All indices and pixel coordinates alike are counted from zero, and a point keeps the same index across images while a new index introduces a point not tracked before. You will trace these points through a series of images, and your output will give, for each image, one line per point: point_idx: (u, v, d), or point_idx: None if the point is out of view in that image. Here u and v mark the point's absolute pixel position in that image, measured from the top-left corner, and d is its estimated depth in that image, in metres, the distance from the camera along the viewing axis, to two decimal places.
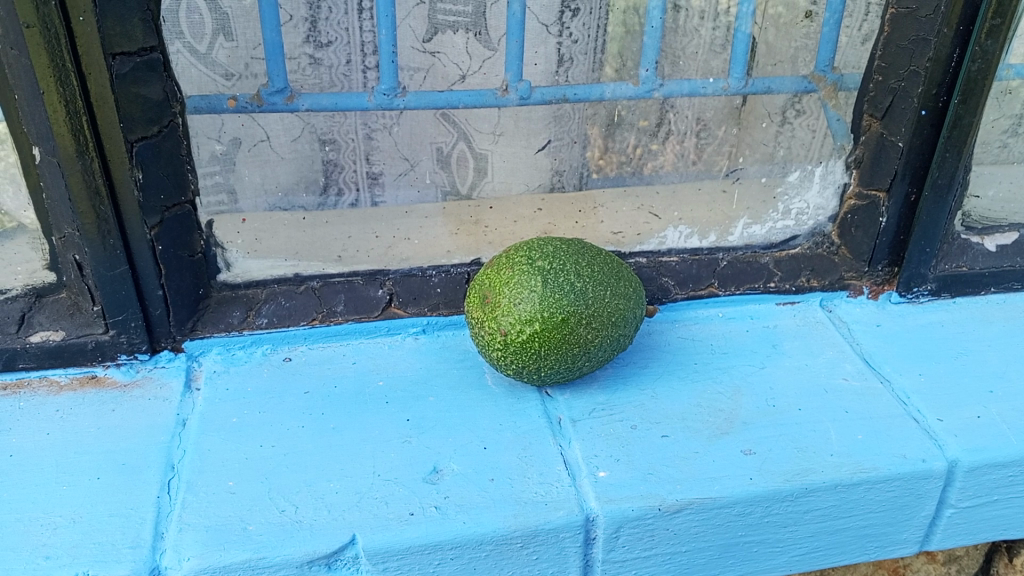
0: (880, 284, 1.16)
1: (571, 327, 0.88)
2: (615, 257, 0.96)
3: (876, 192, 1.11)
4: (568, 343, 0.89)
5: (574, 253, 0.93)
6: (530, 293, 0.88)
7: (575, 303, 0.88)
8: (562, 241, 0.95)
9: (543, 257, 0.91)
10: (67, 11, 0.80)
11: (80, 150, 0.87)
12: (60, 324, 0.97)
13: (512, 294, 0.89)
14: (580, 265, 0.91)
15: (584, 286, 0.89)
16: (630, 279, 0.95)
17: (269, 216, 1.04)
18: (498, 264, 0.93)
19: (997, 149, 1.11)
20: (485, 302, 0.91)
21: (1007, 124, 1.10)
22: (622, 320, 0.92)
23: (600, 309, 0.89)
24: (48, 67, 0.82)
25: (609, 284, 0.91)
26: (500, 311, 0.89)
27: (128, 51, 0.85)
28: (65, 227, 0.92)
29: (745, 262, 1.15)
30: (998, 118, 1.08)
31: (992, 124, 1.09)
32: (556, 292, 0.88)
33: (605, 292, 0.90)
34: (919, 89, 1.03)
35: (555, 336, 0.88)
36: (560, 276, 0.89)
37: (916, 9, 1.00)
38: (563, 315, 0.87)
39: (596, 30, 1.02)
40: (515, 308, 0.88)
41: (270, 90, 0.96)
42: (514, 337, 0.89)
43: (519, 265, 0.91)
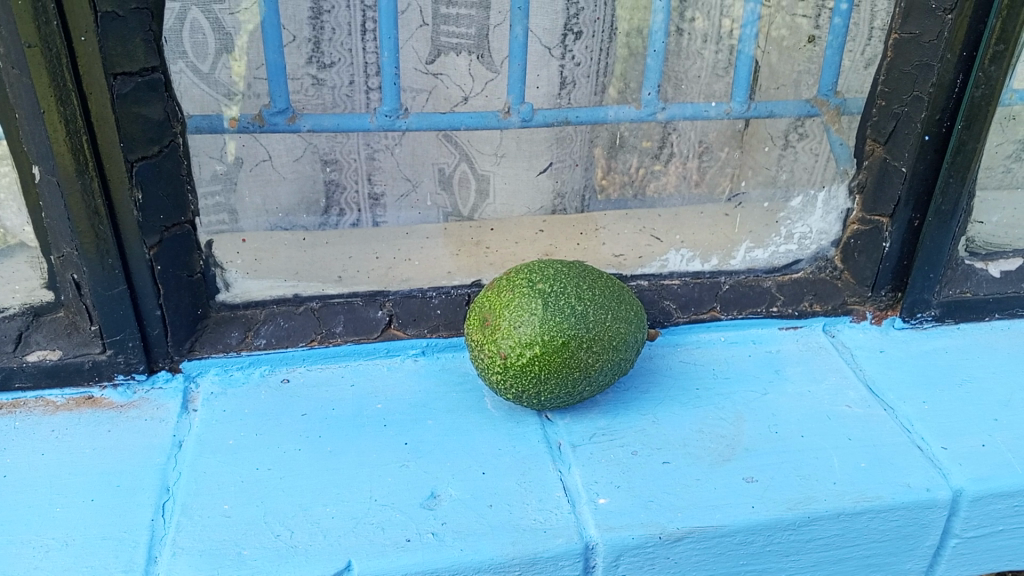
0: (883, 309, 1.15)
1: (572, 351, 0.87)
2: (618, 280, 0.95)
3: (880, 217, 1.09)
4: (569, 368, 0.88)
5: (574, 276, 0.92)
6: (531, 316, 0.87)
7: (576, 327, 0.87)
8: (563, 263, 0.95)
9: (544, 279, 0.90)
10: (68, 32, 0.80)
11: (80, 169, 0.86)
12: (57, 344, 0.97)
13: (513, 315, 0.88)
14: (581, 288, 0.90)
15: (585, 310, 0.88)
16: (632, 302, 0.94)
17: (270, 235, 1.03)
18: (498, 287, 0.92)
19: (1001, 174, 1.11)
20: (485, 324, 0.90)
21: (1011, 149, 1.09)
22: (623, 344, 0.91)
23: (601, 333, 0.88)
24: (49, 87, 0.82)
25: (611, 307, 0.90)
26: (500, 334, 0.88)
27: (128, 71, 0.85)
28: (63, 246, 0.92)
29: (747, 286, 1.13)
30: (1003, 143, 1.08)
31: (995, 150, 1.08)
32: (556, 316, 0.87)
33: (606, 316, 0.89)
34: (922, 115, 1.02)
35: (556, 360, 0.87)
36: (561, 299, 0.88)
37: (920, 35, 0.99)
38: (563, 339, 0.86)
39: (599, 53, 1.02)
40: (516, 331, 0.87)
41: (272, 111, 0.96)
42: (513, 360, 0.88)
43: (519, 288, 0.90)
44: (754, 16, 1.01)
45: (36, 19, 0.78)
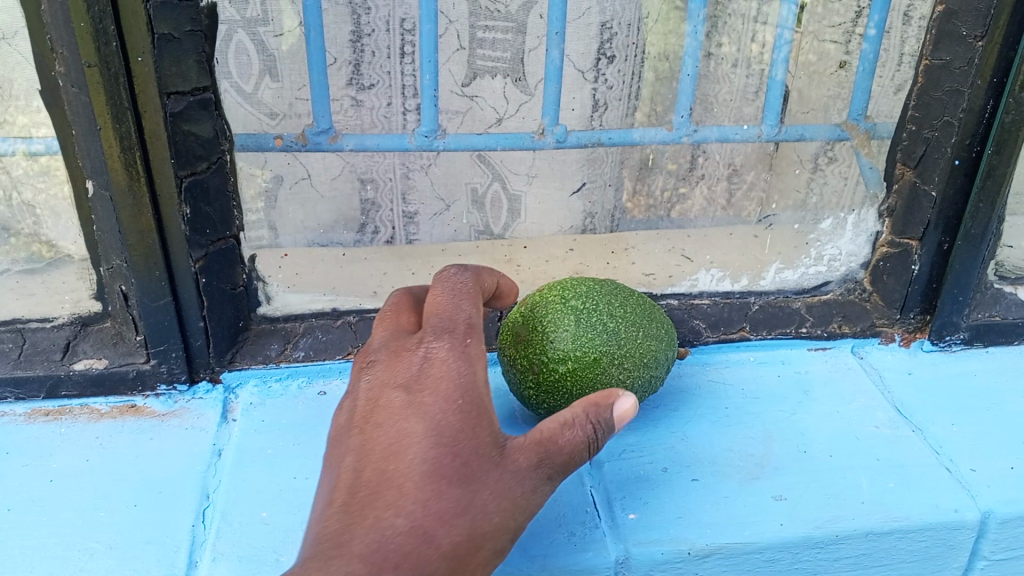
0: (912, 331, 1.15)
1: (603, 367, 0.89)
2: (650, 299, 0.97)
3: (909, 241, 1.10)
4: (600, 385, 0.90)
5: (607, 292, 0.94)
6: (563, 332, 0.90)
7: (607, 343, 0.89)
8: (596, 281, 0.97)
9: (578, 296, 0.93)
10: (126, 53, 0.83)
11: (131, 183, 0.89)
12: (103, 353, 1.00)
13: (547, 330, 0.91)
14: (613, 304, 0.92)
15: (616, 326, 0.90)
16: (664, 321, 0.95)
17: (309, 252, 1.06)
18: (533, 303, 0.95)
19: None
20: (518, 340, 0.93)
21: None
22: (655, 361, 0.92)
23: (632, 349, 0.90)
24: (105, 105, 0.85)
25: (642, 324, 0.92)
26: (534, 350, 0.91)
27: (181, 91, 0.88)
28: (114, 258, 0.95)
29: (777, 306, 1.15)
30: None
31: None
32: (588, 332, 0.89)
33: (638, 332, 0.91)
34: (952, 140, 1.03)
35: (588, 376, 0.89)
36: (594, 315, 0.91)
37: (950, 61, 1.00)
38: (595, 354, 0.89)
39: (631, 77, 1.04)
40: (549, 346, 0.90)
41: (315, 130, 0.99)
42: (546, 376, 0.90)
43: (553, 304, 0.93)
44: (784, 43, 1.03)
45: (96, 40, 0.81)
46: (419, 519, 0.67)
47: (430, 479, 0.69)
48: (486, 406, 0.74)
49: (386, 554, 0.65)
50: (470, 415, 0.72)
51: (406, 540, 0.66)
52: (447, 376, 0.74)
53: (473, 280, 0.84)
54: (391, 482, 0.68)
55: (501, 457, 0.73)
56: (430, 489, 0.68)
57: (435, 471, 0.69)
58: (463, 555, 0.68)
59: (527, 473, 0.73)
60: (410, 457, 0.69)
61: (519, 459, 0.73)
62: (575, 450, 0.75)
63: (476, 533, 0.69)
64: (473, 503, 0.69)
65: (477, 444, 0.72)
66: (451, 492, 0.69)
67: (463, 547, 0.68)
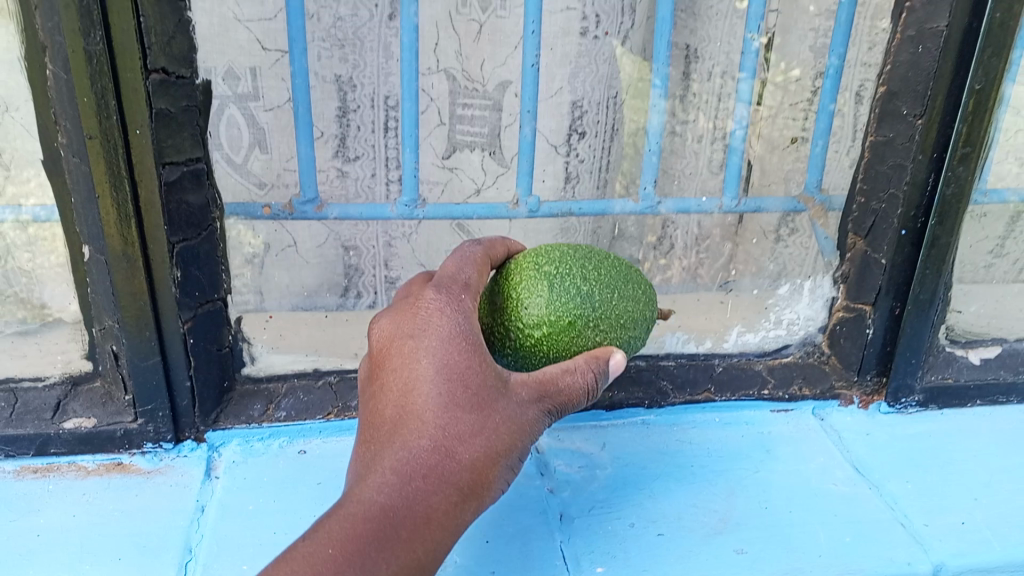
0: (869, 393, 1.20)
1: (579, 330, 0.89)
2: (623, 259, 0.97)
3: (863, 305, 1.15)
4: (576, 349, 0.90)
5: (579, 254, 0.94)
6: (538, 297, 0.90)
7: (582, 306, 0.90)
8: (568, 244, 0.96)
9: (550, 262, 0.92)
10: (126, 125, 0.89)
11: (126, 247, 0.94)
12: (92, 411, 1.04)
13: (521, 296, 0.90)
14: (587, 268, 0.92)
15: (591, 289, 0.91)
16: (638, 283, 0.96)
17: (293, 315, 1.15)
18: (505, 267, 0.94)
19: (980, 269, 1.20)
20: (493, 308, 0.92)
21: (991, 245, 1.19)
22: (630, 322, 0.93)
23: (607, 311, 0.91)
24: (105, 174, 0.90)
25: (616, 286, 0.93)
26: (509, 315, 0.90)
27: (176, 161, 0.94)
28: (106, 319, 1.00)
29: (739, 368, 1.20)
30: (982, 239, 1.17)
31: (976, 245, 1.17)
32: (563, 296, 0.90)
33: (612, 296, 0.92)
34: (898, 211, 1.09)
35: (564, 340, 0.90)
36: (568, 281, 0.91)
37: (893, 138, 1.06)
38: (570, 318, 0.89)
39: (600, 152, 1.22)
40: (525, 311, 0.90)
41: (301, 200, 1.08)
42: (522, 341, 0.90)
43: (526, 269, 0.92)
44: (713, 119, 1.18)
45: (98, 113, 0.87)
46: (440, 438, 0.76)
47: (446, 408, 0.77)
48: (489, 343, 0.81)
49: (414, 467, 0.74)
50: (478, 351, 0.79)
51: (429, 457, 0.75)
52: (452, 316, 0.81)
53: (484, 251, 0.91)
54: (410, 416, 0.77)
55: (507, 389, 0.80)
56: (445, 414, 0.77)
57: (450, 404, 0.77)
58: (480, 469, 0.77)
59: (530, 404, 0.81)
60: (426, 389, 0.77)
61: (525, 391, 0.81)
62: (569, 391, 0.83)
63: (491, 449, 0.78)
64: (488, 424, 0.78)
65: (488, 373, 0.79)
66: (465, 417, 0.77)
67: (480, 463, 0.77)
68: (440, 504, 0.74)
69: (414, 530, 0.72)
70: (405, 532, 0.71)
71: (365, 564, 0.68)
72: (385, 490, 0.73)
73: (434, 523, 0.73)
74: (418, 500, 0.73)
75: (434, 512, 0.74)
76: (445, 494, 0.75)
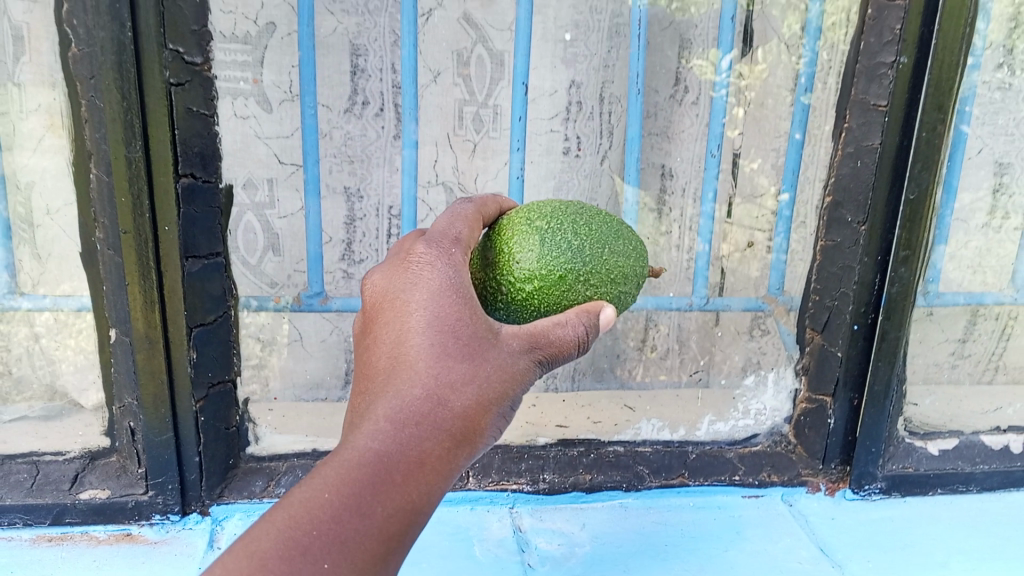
0: (835, 481, 1.28)
1: (569, 284, 0.90)
2: (618, 218, 0.97)
3: (823, 396, 1.25)
4: (568, 303, 0.91)
5: (571, 211, 0.94)
6: (529, 250, 0.91)
7: (572, 261, 0.90)
8: (563, 202, 0.97)
9: (542, 218, 0.93)
10: (156, 223, 1.01)
11: (149, 330, 1.05)
12: (107, 483, 1.13)
13: (513, 251, 0.91)
14: (578, 224, 0.93)
15: (581, 244, 0.91)
16: (632, 239, 0.95)
17: (295, 404, 1.25)
18: (500, 225, 0.95)
19: (948, 369, 1.35)
20: (485, 263, 0.93)
21: (952, 347, 1.34)
22: (623, 279, 0.93)
23: (599, 266, 0.91)
24: (135, 265, 1.02)
25: (609, 242, 0.92)
26: (501, 269, 0.92)
27: (198, 255, 1.06)
28: (126, 396, 1.11)
29: (712, 455, 1.28)
30: (944, 339, 1.33)
31: (940, 343, 1.33)
32: (553, 251, 0.90)
33: (604, 251, 0.92)
34: (850, 308, 1.19)
35: (555, 294, 0.91)
36: (558, 235, 0.92)
37: (841, 241, 1.19)
38: (560, 272, 0.90)
39: None
40: (515, 265, 0.91)
41: (309, 293, 1.24)
42: (514, 295, 0.91)
43: (518, 225, 0.93)
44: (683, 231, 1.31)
45: (134, 212, 1.00)
46: (433, 384, 0.71)
47: (438, 356, 0.73)
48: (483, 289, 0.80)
49: (408, 413, 0.69)
50: (468, 300, 0.77)
51: (424, 401, 0.70)
52: (445, 259, 0.80)
53: (475, 210, 0.92)
54: (400, 365, 0.73)
55: (496, 340, 0.77)
56: (438, 362, 0.73)
57: (440, 351, 0.73)
58: (475, 416, 0.72)
59: (520, 355, 0.78)
60: (417, 338, 0.74)
61: (515, 342, 0.78)
62: (562, 345, 0.81)
63: (485, 397, 0.73)
64: (480, 370, 0.74)
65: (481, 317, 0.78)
66: (456, 365, 0.73)
67: (475, 408, 0.73)
68: (436, 450, 0.68)
69: (413, 474, 0.66)
70: (399, 475, 0.65)
71: (360, 511, 0.62)
72: (379, 434, 0.67)
73: (431, 469, 0.68)
74: (413, 445, 0.67)
75: (429, 458, 0.68)
76: (439, 442, 0.69)
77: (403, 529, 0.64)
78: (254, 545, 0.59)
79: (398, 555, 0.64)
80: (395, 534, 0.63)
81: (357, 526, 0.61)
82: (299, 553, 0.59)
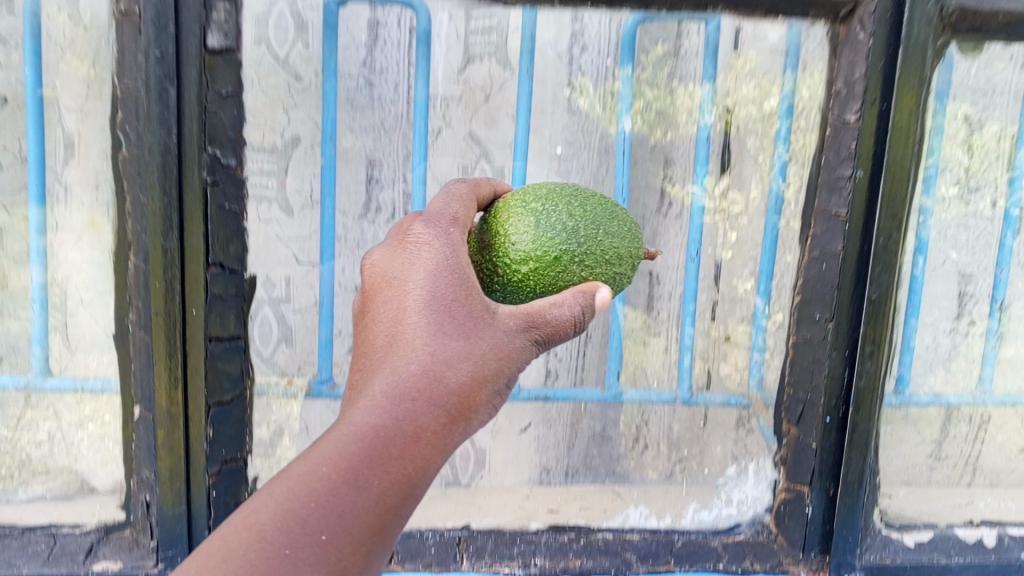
0: (816, 568, 1.33)
1: (564, 264, 0.97)
2: (610, 198, 1.04)
3: (801, 486, 1.33)
4: (562, 281, 0.98)
5: (565, 194, 1.02)
6: (525, 233, 0.98)
7: (566, 242, 0.98)
8: (557, 185, 1.04)
9: (536, 200, 1.01)
10: (185, 306, 1.12)
11: (170, 405, 1.14)
12: (119, 555, 1.20)
13: (509, 233, 0.99)
14: (572, 206, 1.00)
15: (575, 225, 0.99)
16: (624, 219, 1.03)
17: None
18: (497, 208, 1.03)
19: (927, 470, 1.46)
20: (482, 246, 1.01)
21: (930, 447, 1.45)
22: (616, 258, 1.00)
23: (592, 248, 0.98)
24: (163, 344, 1.12)
25: (601, 222, 1.00)
26: (499, 251, 0.99)
27: (221, 336, 1.19)
28: (144, 470, 1.21)
29: (697, 543, 1.35)
30: (921, 440, 1.45)
31: (919, 444, 1.45)
32: (548, 233, 0.98)
33: (596, 232, 0.99)
34: (822, 400, 1.29)
35: (550, 275, 0.98)
36: (553, 217, 0.99)
37: (811, 337, 1.31)
38: (555, 253, 0.97)
39: (577, 353, 1.41)
40: (512, 248, 0.98)
41: (318, 379, 1.31)
42: (512, 275, 0.99)
43: (515, 208, 1.01)
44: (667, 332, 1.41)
45: (166, 296, 1.11)
46: (428, 365, 0.79)
47: (433, 336, 0.81)
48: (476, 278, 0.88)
49: (404, 389, 0.76)
50: (462, 284, 0.85)
51: (419, 378, 0.77)
52: (438, 252, 0.88)
53: (470, 189, 1.01)
54: (398, 345, 0.81)
55: (491, 320, 0.85)
56: (434, 342, 0.80)
57: (435, 330, 0.82)
58: (469, 392, 0.80)
59: (517, 333, 0.86)
60: (414, 320, 0.82)
61: (511, 321, 0.86)
62: (558, 324, 0.89)
63: (480, 373, 0.81)
64: (473, 352, 0.82)
65: (474, 305, 0.85)
66: (451, 344, 0.81)
67: (469, 386, 0.80)
68: (430, 424, 0.75)
69: (408, 445, 0.73)
70: (395, 449, 0.72)
71: (358, 481, 0.68)
72: (376, 411, 0.74)
73: (425, 441, 0.74)
74: (409, 420, 0.74)
75: (424, 432, 0.74)
76: (435, 416, 0.76)
77: (399, 501, 0.70)
78: (253, 515, 0.64)
79: (394, 521, 0.70)
80: (391, 504, 0.70)
81: (355, 496, 0.67)
82: (299, 522, 0.65)
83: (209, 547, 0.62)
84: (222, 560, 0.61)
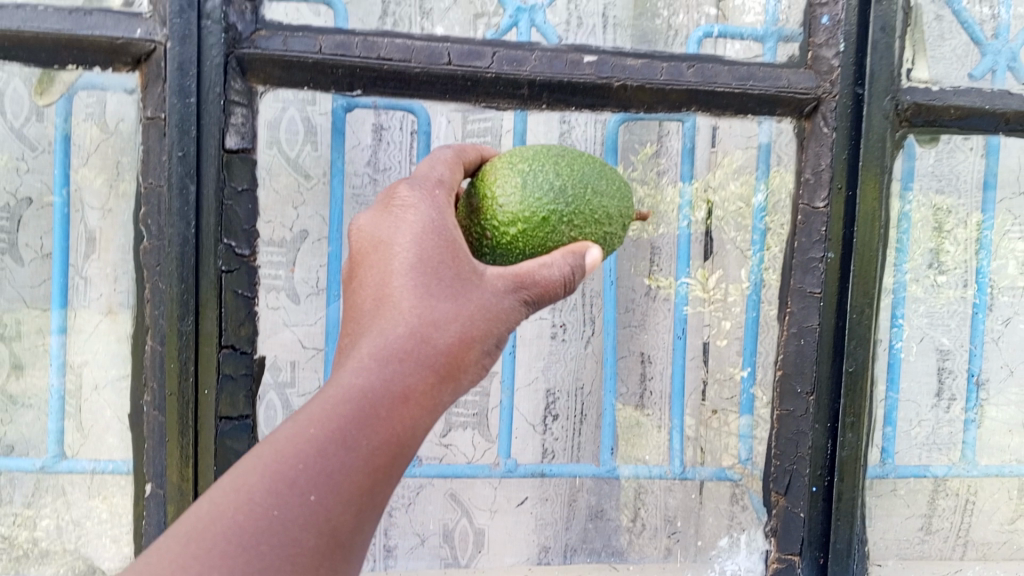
0: None
1: (552, 224, 1.06)
2: (594, 156, 1.13)
3: (792, 556, 1.36)
4: (550, 241, 1.07)
5: (551, 155, 1.10)
6: (514, 195, 1.06)
7: (554, 203, 1.06)
8: (543, 147, 1.12)
9: (523, 162, 1.09)
10: (198, 386, 1.19)
11: (181, 482, 1.20)
12: None
13: (498, 196, 1.07)
14: (558, 166, 1.08)
15: (562, 184, 1.07)
16: (610, 177, 1.11)
17: None
18: (486, 170, 1.11)
19: (918, 543, 1.59)
20: (473, 209, 1.09)
21: (920, 522, 1.58)
22: (602, 215, 1.08)
23: (579, 206, 1.07)
24: (176, 423, 1.19)
25: (586, 181, 1.08)
26: (490, 214, 1.07)
27: (230, 415, 1.22)
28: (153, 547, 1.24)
29: None
30: (911, 515, 1.57)
31: (908, 521, 1.57)
32: (536, 195, 1.06)
33: (582, 190, 1.07)
34: (808, 471, 1.33)
35: (540, 235, 1.06)
36: (541, 178, 1.07)
37: (794, 410, 1.35)
38: (543, 214, 1.05)
39: (570, 441, 1.68)
40: (502, 210, 1.06)
41: None
42: (502, 237, 1.07)
43: (504, 169, 1.09)
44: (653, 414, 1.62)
45: (179, 378, 1.18)
46: (413, 327, 0.86)
47: (420, 296, 0.88)
48: (461, 241, 0.95)
49: (392, 350, 0.83)
50: (447, 245, 0.93)
51: (406, 340, 0.85)
52: (424, 213, 0.95)
53: (454, 154, 1.09)
54: (386, 306, 0.88)
55: (478, 282, 0.94)
56: (420, 303, 0.88)
57: (422, 290, 0.89)
58: (456, 351, 0.88)
59: (504, 293, 0.95)
60: (400, 280, 0.89)
61: (499, 282, 0.95)
62: (546, 283, 0.98)
63: (466, 333, 0.89)
64: (459, 312, 0.90)
65: (456, 272, 0.92)
66: (437, 304, 0.88)
67: (455, 344, 0.88)
68: (418, 385, 0.83)
69: (395, 405, 0.80)
70: (383, 409, 0.79)
71: (347, 442, 0.75)
72: (363, 373, 0.81)
73: (413, 401, 0.82)
74: (396, 380, 0.81)
75: (412, 392, 0.82)
76: (423, 376, 0.84)
77: (388, 459, 0.78)
78: (244, 479, 0.72)
79: (385, 478, 0.78)
80: (381, 460, 0.77)
81: (343, 456, 0.74)
82: (287, 483, 0.72)
83: (201, 512, 0.70)
84: (215, 521, 0.69)
